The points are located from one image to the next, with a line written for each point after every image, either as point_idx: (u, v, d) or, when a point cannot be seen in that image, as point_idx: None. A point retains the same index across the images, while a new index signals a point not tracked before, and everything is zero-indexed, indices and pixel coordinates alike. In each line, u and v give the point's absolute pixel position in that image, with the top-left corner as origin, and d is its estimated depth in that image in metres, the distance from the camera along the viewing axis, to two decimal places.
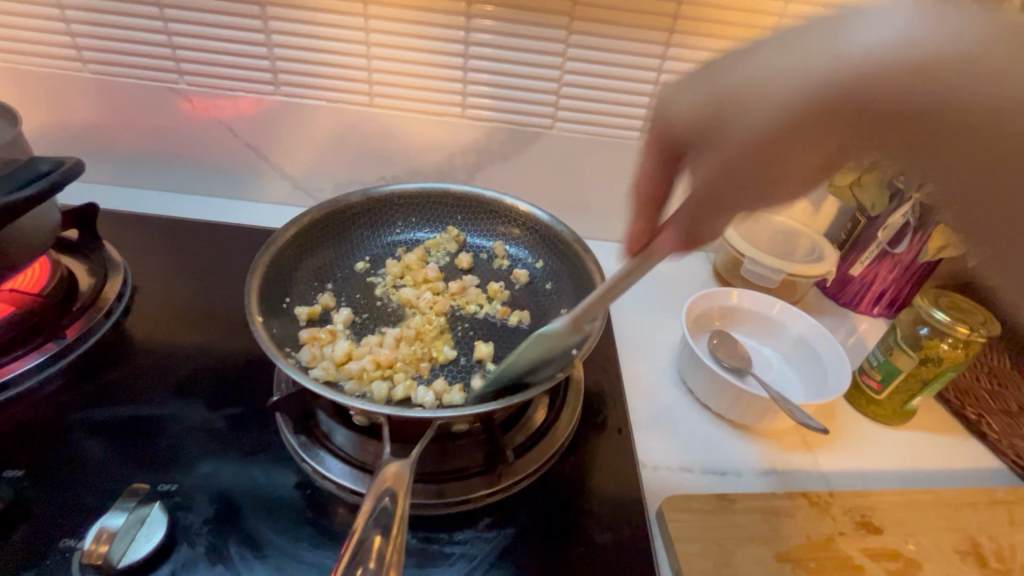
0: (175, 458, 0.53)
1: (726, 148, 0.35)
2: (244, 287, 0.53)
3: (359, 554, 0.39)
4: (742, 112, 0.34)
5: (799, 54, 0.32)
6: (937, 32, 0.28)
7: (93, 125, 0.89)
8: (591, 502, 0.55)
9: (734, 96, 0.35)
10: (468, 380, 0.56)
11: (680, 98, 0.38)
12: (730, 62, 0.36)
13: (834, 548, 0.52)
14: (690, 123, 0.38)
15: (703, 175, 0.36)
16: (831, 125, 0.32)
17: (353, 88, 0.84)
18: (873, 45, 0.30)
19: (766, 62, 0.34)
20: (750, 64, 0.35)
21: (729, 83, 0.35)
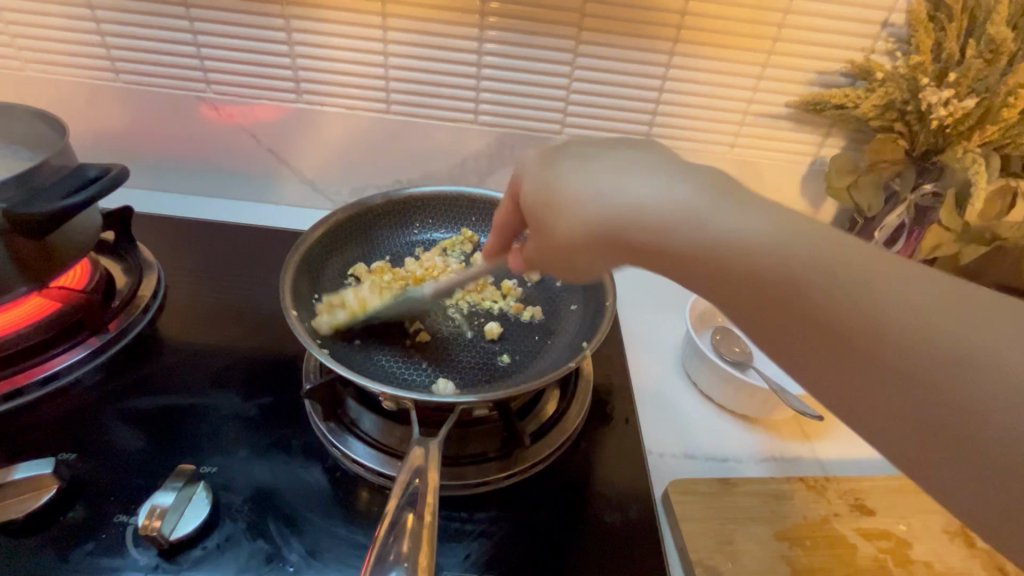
0: (215, 442, 0.57)
1: (555, 238, 0.44)
2: (279, 283, 0.57)
3: (392, 534, 0.43)
4: (566, 218, 0.42)
5: (627, 194, 0.40)
6: (738, 221, 0.36)
7: (124, 132, 0.93)
8: (602, 486, 0.59)
9: (603, 201, 0.41)
10: (486, 370, 0.60)
11: (552, 212, 0.43)
12: (530, 168, 0.46)
13: (829, 528, 0.55)
14: (531, 203, 0.46)
15: (530, 254, 0.48)
16: (629, 253, 0.41)
17: (370, 96, 0.89)
18: (622, 187, 0.40)
19: (575, 184, 0.42)
20: (563, 193, 0.42)
21: (594, 207, 0.41)
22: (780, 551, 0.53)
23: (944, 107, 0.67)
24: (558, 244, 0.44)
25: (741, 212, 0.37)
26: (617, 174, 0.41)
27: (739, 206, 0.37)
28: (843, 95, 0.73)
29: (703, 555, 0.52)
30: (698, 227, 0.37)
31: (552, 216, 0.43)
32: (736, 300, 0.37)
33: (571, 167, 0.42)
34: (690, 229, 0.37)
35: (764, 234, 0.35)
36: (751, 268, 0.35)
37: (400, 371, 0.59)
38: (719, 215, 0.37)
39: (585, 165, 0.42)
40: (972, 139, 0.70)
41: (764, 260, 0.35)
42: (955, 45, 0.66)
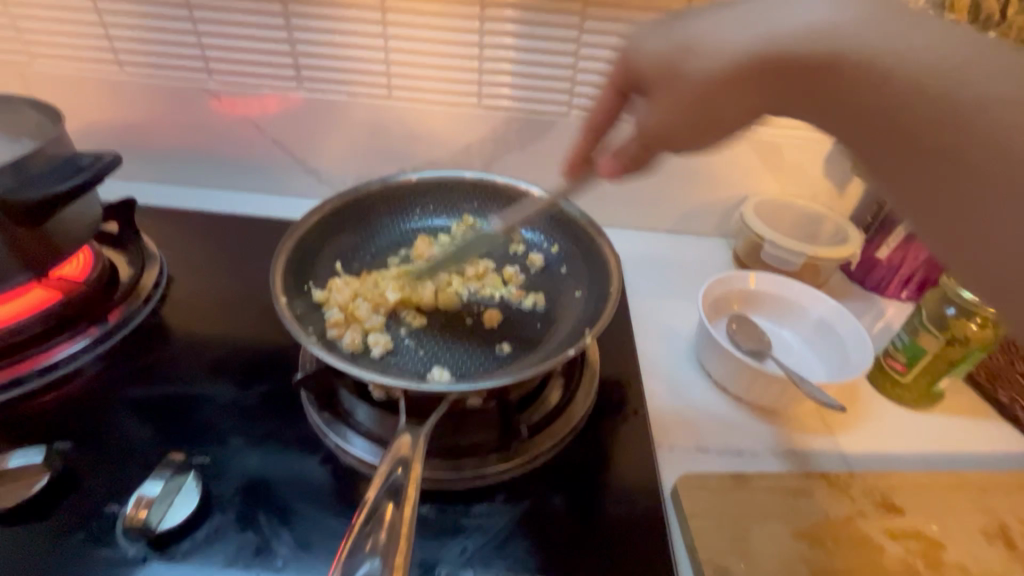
0: (209, 432, 0.56)
1: (690, 80, 0.41)
2: (269, 269, 0.55)
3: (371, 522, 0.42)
4: (700, 58, 0.40)
5: (756, 23, 0.38)
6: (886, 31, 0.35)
7: (130, 125, 0.93)
8: (607, 480, 0.56)
9: (694, 46, 0.40)
10: (484, 360, 0.58)
11: (689, 25, 0.42)
12: (642, 40, 0.44)
13: (853, 526, 0.51)
14: (651, 65, 0.44)
15: (656, 116, 0.44)
16: (814, 83, 0.37)
17: (371, 81, 0.86)
18: (767, 20, 0.38)
19: (718, 32, 0.39)
20: (704, 35, 0.40)
21: (682, 41, 0.41)
22: (798, 550, 0.49)
23: None
24: (653, 121, 0.44)
25: (977, 57, 0.33)
26: (709, 21, 0.40)
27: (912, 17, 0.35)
28: None
29: (713, 553, 0.48)
30: (821, 25, 0.36)
31: (684, 62, 0.41)
32: (838, 87, 0.36)
33: (695, 20, 0.41)
34: (853, 50, 0.35)
35: (862, 23, 0.35)
36: (866, 48, 0.35)
37: (395, 361, 0.57)
38: (794, 7, 0.37)
39: (711, 24, 0.40)
40: None
41: (953, 87, 0.33)
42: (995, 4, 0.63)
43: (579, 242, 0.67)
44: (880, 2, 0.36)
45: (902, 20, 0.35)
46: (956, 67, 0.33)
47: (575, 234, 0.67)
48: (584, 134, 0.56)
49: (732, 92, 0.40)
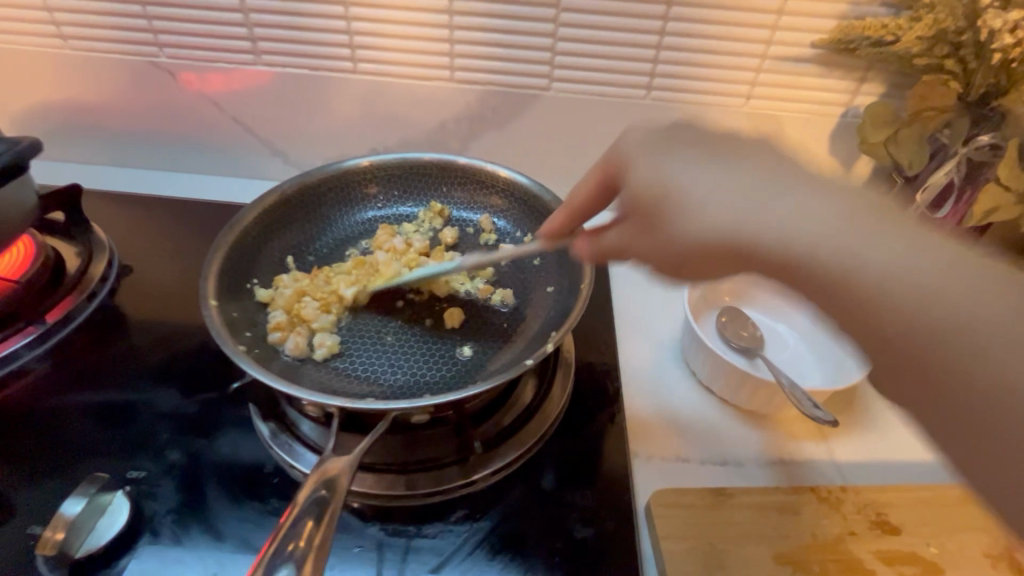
0: (147, 444, 0.52)
1: (661, 241, 0.39)
2: (202, 269, 0.51)
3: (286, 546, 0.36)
4: (685, 220, 0.38)
5: (741, 193, 0.36)
6: (800, 207, 0.35)
7: (83, 104, 0.88)
8: (576, 495, 0.51)
9: (670, 197, 0.38)
10: (442, 363, 0.53)
11: (664, 221, 0.39)
12: (638, 154, 0.40)
13: (842, 548, 0.47)
14: (631, 203, 0.41)
15: (623, 240, 0.42)
16: (783, 272, 0.36)
17: (334, 54, 0.79)
18: (711, 197, 0.37)
19: (695, 187, 0.37)
20: (680, 184, 0.38)
21: (663, 182, 0.39)
22: None
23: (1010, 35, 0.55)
24: (614, 241, 0.43)
25: (865, 237, 0.34)
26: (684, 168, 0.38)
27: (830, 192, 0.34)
28: (879, 26, 0.62)
29: None
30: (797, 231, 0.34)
31: (663, 216, 0.39)
32: (850, 315, 0.35)
33: (651, 163, 0.39)
34: (798, 243, 0.34)
35: (817, 218, 0.34)
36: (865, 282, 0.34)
37: (344, 367, 0.52)
38: (766, 206, 0.35)
39: (696, 175, 0.37)
40: None
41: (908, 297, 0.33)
42: None
43: None
44: (859, 211, 0.35)
45: (854, 204, 0.35)
46: (938, 289, 0.32)
47: None
48: (565, 207, 0.48)
49: (723, 262, 0.38)
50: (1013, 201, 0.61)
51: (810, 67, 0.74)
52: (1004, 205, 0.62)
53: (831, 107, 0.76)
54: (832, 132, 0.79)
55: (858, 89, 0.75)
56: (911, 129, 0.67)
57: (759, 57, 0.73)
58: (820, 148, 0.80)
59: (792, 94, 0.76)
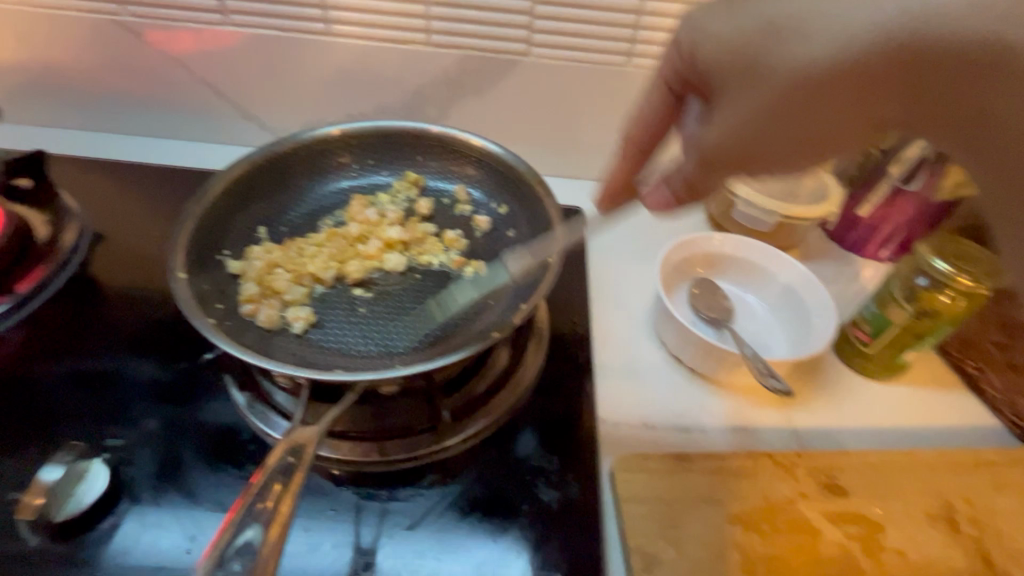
0: (123, 413, 0.53)
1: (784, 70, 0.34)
2: (169, 242, 0.51)
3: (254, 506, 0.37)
4: (805, 43, 0.34)
5: (796, 31, 0.34)
6: (827, 24, 0.33)
7: (43, 64, 0.84)
8: (543, 460, 0.53)
9: (762, 59, 0.35)
10: (414, 334, 0.54)
11: (745, 86, 0.36)
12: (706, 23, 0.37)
13: (792, 509, 0.50)
14: (725, 64, 0.37)
15: (724, 121, 0.37)
16: (882, 83, 0.33)
17: (306, 15, 0.77)
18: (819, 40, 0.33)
19: (786, 45, 0.34)
20: (743, 80, 0.36)
21: (763, 20, 0.35)
22: (731, 535, 0.47)
23: None
24: (712, 132, 0.38)
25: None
26: (824, 8, 0.33)
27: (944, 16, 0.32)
28: None
29: (642, 541, 0.47)
30: (827, 73, 0.33)
31: (758, 55, 0.35)
32: None
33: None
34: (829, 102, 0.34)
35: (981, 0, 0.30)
36: None
37: (316, 337, 0.53)
38: (807, 37, 0.34)
39: (738, 89, 0.37)
40: None
41: None
42: None
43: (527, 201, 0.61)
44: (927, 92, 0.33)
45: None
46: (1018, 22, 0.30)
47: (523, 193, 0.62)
48: (614, 182, 0.52)
49: (841, 95, 0.34)
50: None
51: None
52: None
53: None
54: None
55: None
56: None
57: None
58: None
59: None
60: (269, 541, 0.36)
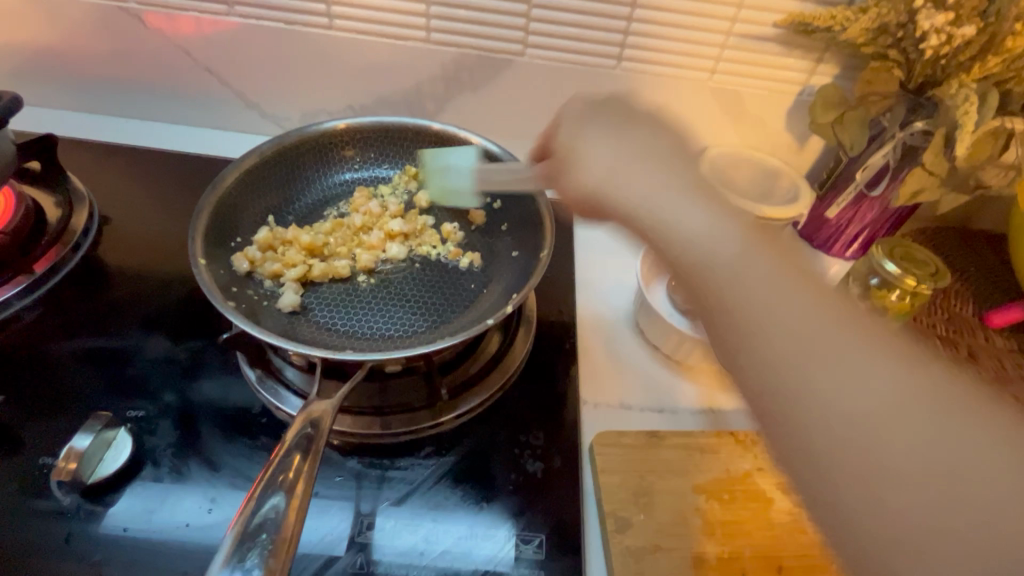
0: (142, 387, 0.58)
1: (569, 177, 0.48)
2: (189, 229, 0.55)
3: (280, 465, 0.42)
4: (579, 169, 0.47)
5: (603, 161, 0.46)
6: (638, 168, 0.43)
7: (46, 48, 0.85)
8: (530, 435, 0.59)
9: (577, 150, 0.48)
10: (414, 319, 0.58)
11: (569, 169, 0.48)
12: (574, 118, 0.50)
13: (750, 481, 0.56)
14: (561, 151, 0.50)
15: (565, 185, 0.49)
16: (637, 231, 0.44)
17: (310, 9, 0.80)
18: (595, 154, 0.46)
19: (595, 156, 0.46)
20: (586, 150, 0.47)
21: (572, 139, 0.49)
22: (695, 503, 0.53)
23: (937, 35, 0.60)
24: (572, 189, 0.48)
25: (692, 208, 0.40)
26: (633, 168, 0.44)
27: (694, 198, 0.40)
28: (828, 17, 0.66)
29: (617, 506, 0.52)
30: (677, 225, 0.39)
31: (572, 161, 0.48)
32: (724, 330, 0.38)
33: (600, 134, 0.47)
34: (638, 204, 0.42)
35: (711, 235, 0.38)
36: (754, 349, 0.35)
37: (324, 320, 0.58)
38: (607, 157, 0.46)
39: (615, 141, 0.46)
40: (970, 74, 0.62)
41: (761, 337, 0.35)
42: None
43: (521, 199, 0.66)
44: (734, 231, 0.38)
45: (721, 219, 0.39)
46: (716, 246, 0.37)
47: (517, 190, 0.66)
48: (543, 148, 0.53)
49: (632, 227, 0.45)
50: (935, 184, 0.68)
51: (770, 46, 0.77)
52: (927, 188, 0.69)
53: (788, 86, 0.81)
54: (789, 109, 0.83)
55: (815, 70, 0.79)
56: (856, 112, 0.72)
57: (724, 34, 0.76)
58: (777, 123, 0.85)
59: (754, 70, 0.80)
60: (298, 495, 0.41)
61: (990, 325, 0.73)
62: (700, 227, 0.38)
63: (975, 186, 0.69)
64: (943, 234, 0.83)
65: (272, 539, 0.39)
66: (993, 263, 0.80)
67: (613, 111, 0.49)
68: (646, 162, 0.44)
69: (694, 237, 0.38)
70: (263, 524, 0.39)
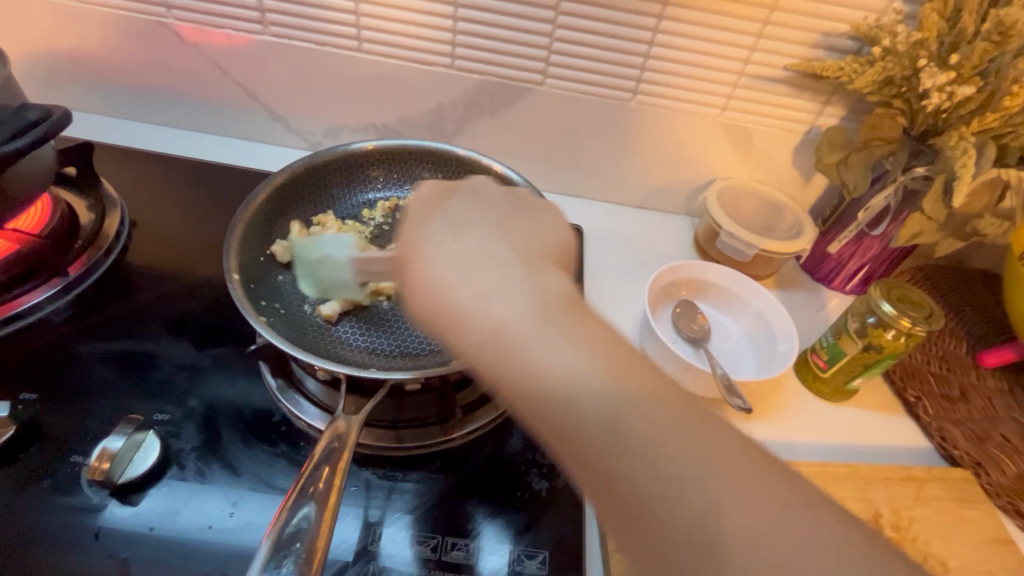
0: (168, 391, 0.60)
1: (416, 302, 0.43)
2: (224, 244, 0.58)
3: (310, 478, 0.45)
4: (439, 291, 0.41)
5: (459, 269, 0.41)
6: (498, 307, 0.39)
7: (85, 57, 0.89)
8: (536, 454, 0.61)
9: (411, 262, 0.43)
10: (431, 338, 0.61)
11: (416, 278, 0.43)
12: (416, 221, 0.45)
13: None
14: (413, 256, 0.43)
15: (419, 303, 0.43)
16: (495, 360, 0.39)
17: (341, 33, 0.83)
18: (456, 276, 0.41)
19: (464, 275, 0.41)
20: (421, 261, 0.43)
21: (413, 246, 0.44)
22: None
23: (938, 93, 0.63)
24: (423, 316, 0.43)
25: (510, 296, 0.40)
26: (485, 279, 0.40)
27: (504, 269, 0.41)
28: (837, 68, 0.69)
29: None
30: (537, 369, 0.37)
31: (430, 265, 0.42)
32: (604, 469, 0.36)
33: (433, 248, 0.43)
34: (546, 388, 0.37)
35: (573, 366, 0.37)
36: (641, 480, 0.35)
37: (346, 335, 0.61)
38: (458, 282, 0.41)
39: (455, 240, 0.43)
40: (970, 127, 0.65)
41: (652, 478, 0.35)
42: (971, 20, 0.61)
43: None
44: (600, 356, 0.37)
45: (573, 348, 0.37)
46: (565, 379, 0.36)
47: None
48: None
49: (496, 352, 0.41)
50: (934, 229, 0.71)
51: (781, 87, 0.80)
52: (926, 231, 0.71)
53: (797, 125, 0.84)
54: (796, 147, 0.86)
55: (822, 111, 0.82)
56: (861, 154, 0.74)
57: (736, 74, 0.80)
58: (785, 159, 0.88)
59: (764, 109, 0.83)
60: (328, 506, 0.44)
61: (982, 364, 0.75)
62: (574, 366, 0.36)
63: (973, 233, 0.71)
64: (942, 275, 0.86)
65: (305, 548, 0.41)
66: (988, 303, 0.83)
67: (469, 209, 0.46)
68: (510, 272, 0.41)
69: (611, 411, 0.36)
70: (297, 533, 0.42)
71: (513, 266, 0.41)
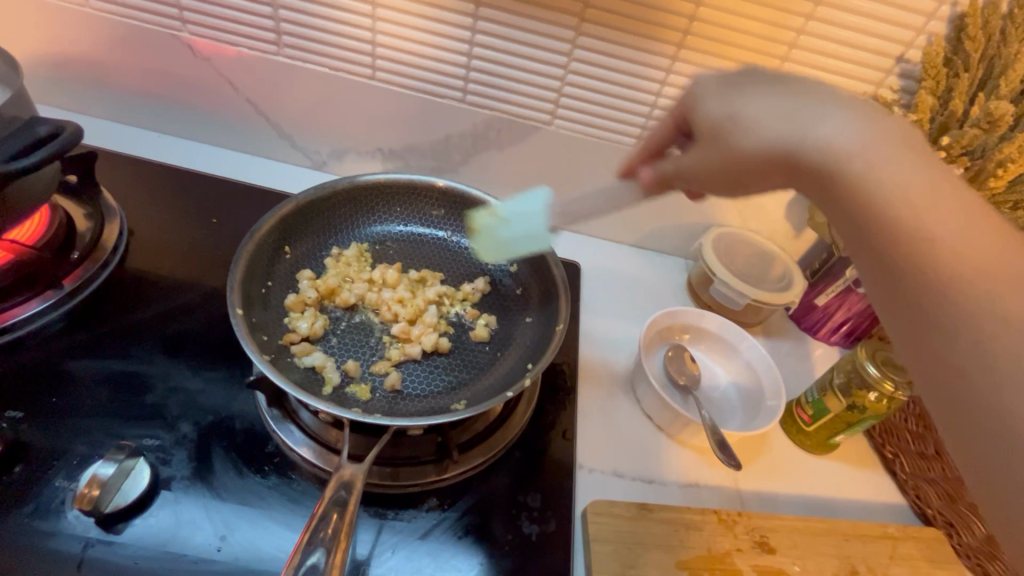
0: (158, 417, 0.59)
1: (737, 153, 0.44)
2: (228, 279, 0.59)
3: (316, 534, 0.46)
4: (749, 135, 0.43)
5: (785, 117, 0.42)
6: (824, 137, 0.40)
7: (93, 64, 0.88)
8: (528, 497, 0.62)
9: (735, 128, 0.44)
10: (427, 380, 0.62)
11: (732, 135, 0.44)
12: (712, 92, 0.46)
13: (729, 560, 0.60)
14: (709, 123, 0.46)
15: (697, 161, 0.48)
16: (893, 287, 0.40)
17: (355, 61, 0.84)
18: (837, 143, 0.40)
19: (759, 111, 0.43)
20: (746, 113, 0.44)
21: (727, 110, 0.45)
22: None
23: None
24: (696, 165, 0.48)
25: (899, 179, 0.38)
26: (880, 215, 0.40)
27: (859, 141, 0.40)
28: None
29: None
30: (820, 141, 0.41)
31: (732, 131, 0.44)
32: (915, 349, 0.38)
33: (761, 98, 0.43)
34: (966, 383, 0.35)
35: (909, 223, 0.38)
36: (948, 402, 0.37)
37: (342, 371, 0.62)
38: (822, 121, 0.41)
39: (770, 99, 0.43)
40: None
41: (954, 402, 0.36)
42: (961, 104, 0.66)
43: (536, 267, 0.71)
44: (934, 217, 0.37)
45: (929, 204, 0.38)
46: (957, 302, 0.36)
47: (533, 258, 0.72)
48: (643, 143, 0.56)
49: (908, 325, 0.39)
50: None
51: None
52: None
53: None
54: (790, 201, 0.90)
55: None
56: None
57: None
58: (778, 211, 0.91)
59: None
60: (335, 560, 0.45)
61: None
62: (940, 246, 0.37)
63: None
64: None
65: None
66: None
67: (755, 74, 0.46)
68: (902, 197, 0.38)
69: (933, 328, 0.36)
70: None
71: (883, 120, 0.40)
